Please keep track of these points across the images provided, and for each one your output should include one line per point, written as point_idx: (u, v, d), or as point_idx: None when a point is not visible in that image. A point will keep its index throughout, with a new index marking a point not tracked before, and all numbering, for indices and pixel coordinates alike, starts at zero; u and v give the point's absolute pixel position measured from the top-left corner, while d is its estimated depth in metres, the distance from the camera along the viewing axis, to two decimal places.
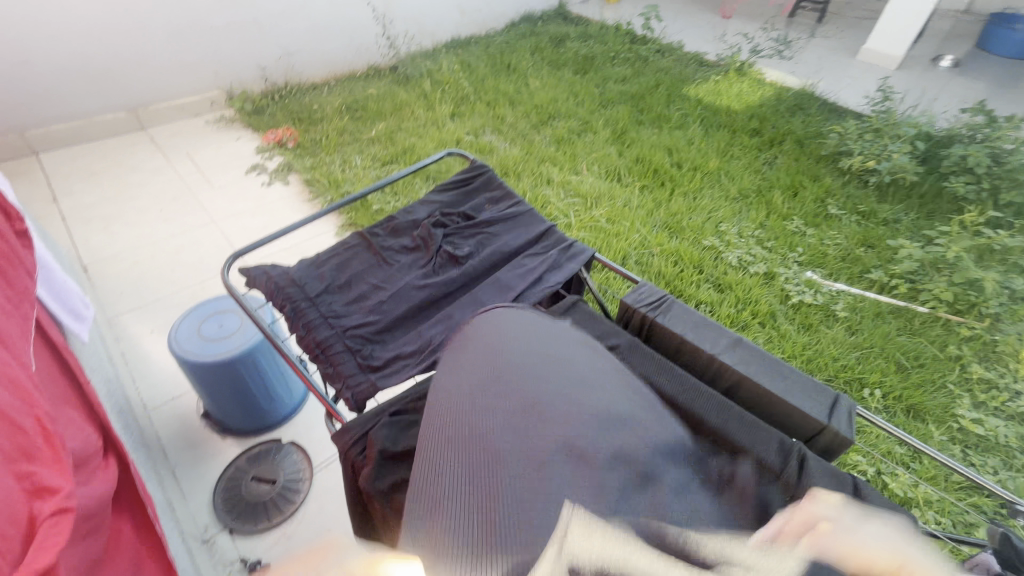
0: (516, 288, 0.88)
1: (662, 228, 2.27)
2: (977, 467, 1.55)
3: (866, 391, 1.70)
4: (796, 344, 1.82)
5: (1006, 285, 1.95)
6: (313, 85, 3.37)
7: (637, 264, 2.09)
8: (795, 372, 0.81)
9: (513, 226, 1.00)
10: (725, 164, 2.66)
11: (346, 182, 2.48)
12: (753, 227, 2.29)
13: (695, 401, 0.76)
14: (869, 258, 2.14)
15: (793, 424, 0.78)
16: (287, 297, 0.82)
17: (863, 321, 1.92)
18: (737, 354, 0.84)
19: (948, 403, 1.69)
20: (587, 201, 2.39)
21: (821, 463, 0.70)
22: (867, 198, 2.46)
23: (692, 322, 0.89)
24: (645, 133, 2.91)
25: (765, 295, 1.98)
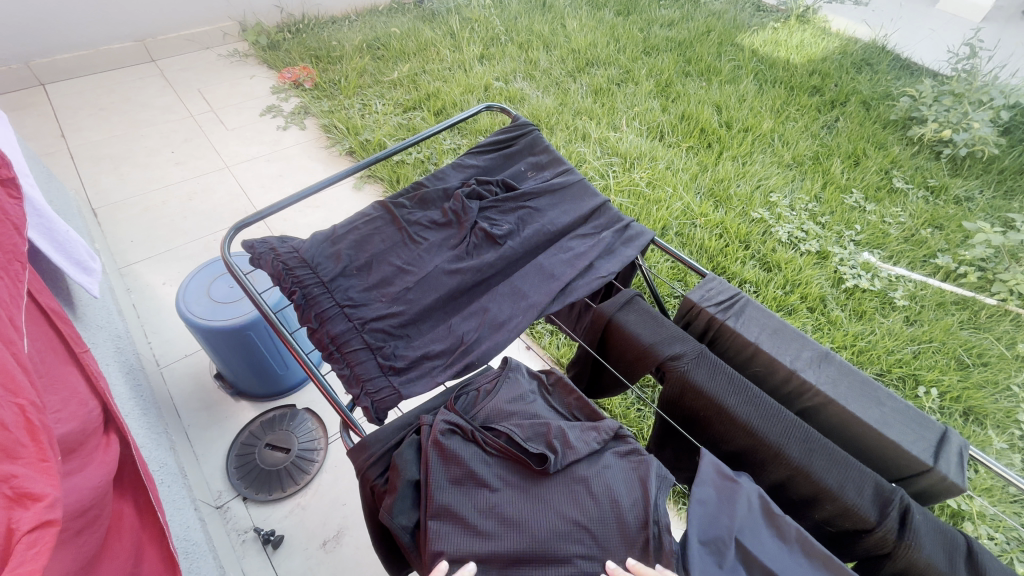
0: (563, 277, 0.75)
1: (706, 196, 2.07)
2: None
3: (920, 390, 1.56)
4: (847, 333, 1.67)
5: None
6: (331, 18, 3.13)
7: (676, 236, 1.93)
8: (893, 399, 0.68)
9: (559, 201, 0.85)
10: (781, 125, 2.40)
11: (366, 129, 2.30)
12: (807, 200, 2.08)
13: (773, 429, 0.64)
14: (936, 241, 1.93)
15: (885, 458, 0.66)
16: (297, 280, 0.71)
17: (924, 311, 1.75)
18: (822, 371, 0.71)
19: (1010, 407, 1.54)
20: (625, 161, 2.19)
21: (928, 518, 0.58)
22: (938, 171, 2.20)
23: (768, 329, 0.75)
24: (693, 86, 2.63)
25: (816, 277, 1.80)
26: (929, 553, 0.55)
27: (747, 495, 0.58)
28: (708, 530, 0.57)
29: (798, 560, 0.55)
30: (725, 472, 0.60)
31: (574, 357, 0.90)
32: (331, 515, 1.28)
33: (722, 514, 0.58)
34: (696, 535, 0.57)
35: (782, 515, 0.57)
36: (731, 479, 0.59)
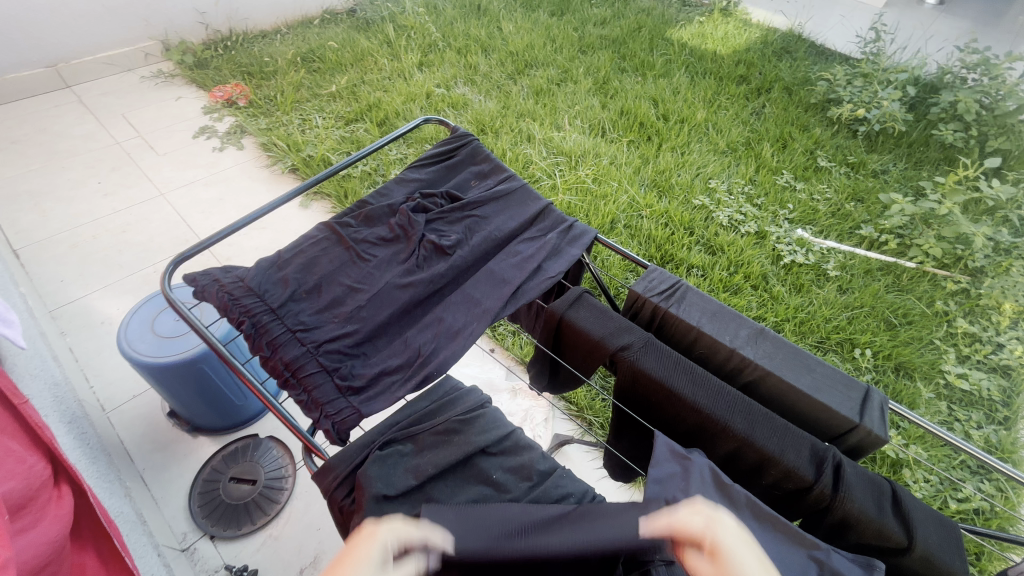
0: (514, 281, 0.78)
1: (650, 187, 2.15)
2: (959, 423, 1.56)
3: (857, 351, 1.68)
4: (788, 307, 1.77)
5: (992, 237, 1.96)
6: (261, 33, 3.04)
7: (625, 228, 1.99)
8: (822, 365, 0.75)
9: (503, 207, 0.87)
10: (713, 115, 2.51)
11: (308, 145, 2.25)
12: (743, 183, 2.18)
13: (718, 404, 0.69)
14: (859, 213, 2.08)
15: (819, 421, 0.72)
16: (244, 310, 0.70)
17: (854, 279, 1.88)
18: (759, 347, 0.76)
19: (934, 359, 1.68)
20: (571, 160, 2.25)
21: (856, 468, 0.65)
22: (856, 148, 2.36)
23: (708, 312, 0.80)
24: (629, 82, 2.72)
25: (757, 256, 1.91)
26: (860, 501, 0.61)
27: (700, 470, 0.62)
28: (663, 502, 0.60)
29: (750, 524, 0.60)
30: (677, 449, 0.64)
31: (536, 359, 0.93)
32: (306, 541, 1.25)
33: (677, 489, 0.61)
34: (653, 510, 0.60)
35: (732, 483, 0.62)
36: (683, 456, 0.64)
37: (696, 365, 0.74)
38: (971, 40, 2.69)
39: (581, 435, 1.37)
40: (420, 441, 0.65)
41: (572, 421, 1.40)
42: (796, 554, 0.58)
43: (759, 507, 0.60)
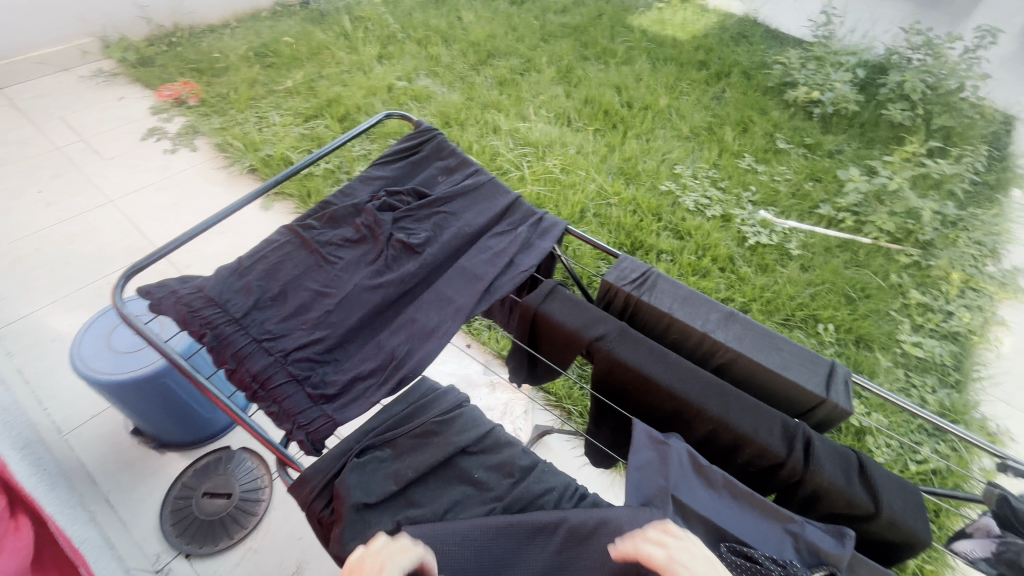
0: (486, 277, 0.77)
1: (617, 175, 2.17)
2: (916, 389, 1.64)
3: (820, 326, 1.75)
4: (755, 287, 1.82)
5: (940, 211, 2.05)
6: (209, 28, 2.90)
7: (595, 217, 2.00)
8: (789, 343, 0.77)
9: (472, 202, 0.86)
10: (676, 101, 2.54)
11: (266, 144, 2.17)
12: (707, 168, 2.22)
13: (692, 388, 0.70)
14: (817, 193, 2.14)
15: (788, 398, 0.74)
16: (204, 321, 0.67)
17: (815, 257, 1.95)
18: (730, 329, 0.78)
19: (891, 330, 1.76)
20: (538, 150, 2.24)
21: (825, 442, 0.67)
22: (812, 129, 2.43)
23: (680, 297, 0.81)
24: (592, 69, 2.71)
25: (722, 239, 1.95)
26: (830, 473, 0.64)
27: (678, 455, 0.63)
28: (646, 490, 0.61)
29: (728, 504, 0.61)
30: (656, 436, 0.64)
31: (513, 353, 0.93)
32: (287, 552, 1.22)
33: (658, 476, 0.61)
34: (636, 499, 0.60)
35: (709, 466, 0.63)
36: (662, 441, 0.64)
37: (670, 350, 0.74)
38: (914, 22, 2.80)
39: (561, 425, 1.38)
40: (398, 445, 0.65)
41: (551, 411, 1.41)
42: (774, 531, 0.60)
43: (737, 487, 0.62)
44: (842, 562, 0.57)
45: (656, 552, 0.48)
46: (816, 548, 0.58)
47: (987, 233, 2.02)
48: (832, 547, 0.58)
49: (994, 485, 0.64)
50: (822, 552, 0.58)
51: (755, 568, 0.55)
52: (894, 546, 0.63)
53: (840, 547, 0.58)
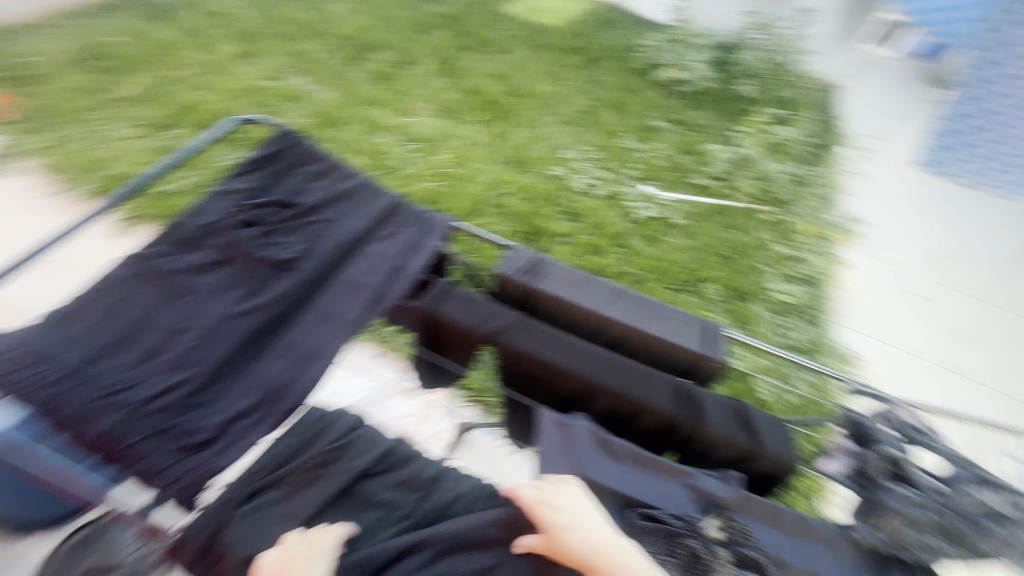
0: (371, 286, 0.73)
1: (509, 164, 2.18)
2: (788, 330, 1.86)
3: (705, 286, 1.92)
4: (646, 258, 1.95)
5: (789, 172, 2.33)
6: (15, 29, 2.43)
7: (492, 207, 2.00)
8: (672, 311, 0.82)
9: (350, 208, 0.81)
10: (557, 87, 2.61)
11: (110, 162, 1.88)
12: (592, 150, 2.32)
13: (590, 367, 0.73)
14: (690, 165, 2.33)
15: (675, 361, 0.80)
16: (20, 382, 0.55)
17: (695, 224, 2.12)
18: (619, 305, 0.81)
19: (762, 281, 1.98)
20: (426, 145, 2.18)
21: (709, 396, 0.73)
22: (679, 106, 2.62)
23: (571, 280, 0.83)
24: (472, 60, 2.69)
25: (613, 217, 2.06)
26: (715, 424, 0.70)
27: (582, 434, 0.65)
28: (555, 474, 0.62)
29: (634, 471, 0.65)
30: (559, 419, 0.66)
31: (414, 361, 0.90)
32: None
33: (565, 457, 0.63)
34: None
35: (612, 439, 0.66)
36: (565, 424, 0.66)
37: (568, 334, 0.76)
38: (752, 5, 3.13)
39: (482, 418, 1.38)
40: (293, 481, 0.61)
41: (471, 407, 1.40)
42: (675, 487, 0.64)
43: (640, 453, 0.65)
44: (731, 502, 0.63)
45: (530, 491, 0.57)
46: (710, 495, 0.63)
47: (825, 188, 2.33)
48: (722, 490, 0.64)
49: (840, 408, 0.76)
50: (715, 498, 0.63)
51: (660, 526, 0.59)
52: (775, 478, 0.71)
53: (728, 490, 0.64)
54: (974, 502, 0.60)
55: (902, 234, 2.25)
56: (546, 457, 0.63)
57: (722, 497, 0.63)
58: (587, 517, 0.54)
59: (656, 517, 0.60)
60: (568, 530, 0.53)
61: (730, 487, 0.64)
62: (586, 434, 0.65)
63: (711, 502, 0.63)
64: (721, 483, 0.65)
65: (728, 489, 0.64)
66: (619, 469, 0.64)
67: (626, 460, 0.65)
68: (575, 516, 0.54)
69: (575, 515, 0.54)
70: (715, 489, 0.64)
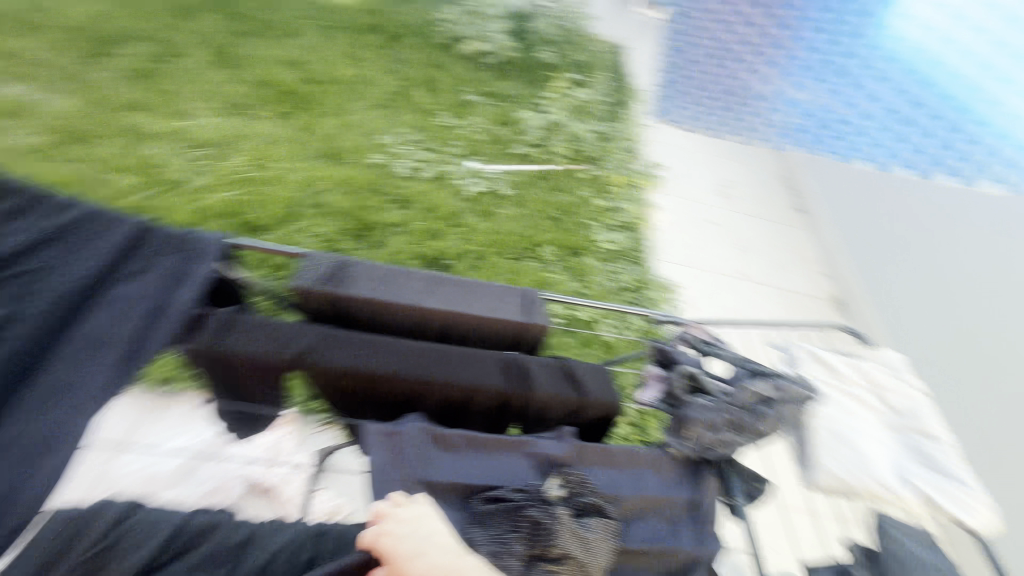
0: (120, 343, 0.62)
1: (321, 158, 1.99)
2: (618, 274, 2.05)
3: (542, 250, 2.01)
4: (482, 233, 1.97)
5: (595, 130, 2.52)
6: None
7: (311, 208, 1.82)
8: (489, 286, 0.82)
9: (77, 246, 0.63)
10: (360, 69, 2.42)
11: None
12: (410, 132, 2.23)
13: (412, 365, 0.69)
14: (508, 136, 2.39)
15: (502, 335, 0.80)
16: None
17: (522, 192, 2.20)
18: (435, 292, 0.78)
19: (590, 235, 2.14)
20: (216, 150, 1.88)
21: (536, 362, 0.75)
22: (488, 79, 2.64)
23: (380, 276, 0.77)
24: (253, 41, 2.32)
25: (443, 198, 2.03)
26: (543, 387, 0.72)
27: (411, 438, 0.61)
28: (388, 488, 0.58)
29: (471, 458, 0.63)
30: (385, 428, 0.61)
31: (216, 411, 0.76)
32: None
33: (397, 467, 0.60)
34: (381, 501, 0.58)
35: (446, 432, 0.63)
36: (393, 432, 0.61)
37: (384, 336, 0.71)
38: None
39: None
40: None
41: None
42: (514, 460, 0.64)
43: (475, 438, 0.64)
44: (567, 458, 0.66)
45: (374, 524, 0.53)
46: (546, 457, 0.65)
47: (627, 141, 2.58)
48: (557, 449, 0.66)
49: (648, 342, 0.83)
50: (552, 459, 0.65)
51: (502, 505, 0.59)
52: (607, 420, 0.76)
53: (563, 447, 0.66)
54: (749, 391, 0.69)
55: (692, 172, 2.61)
56: (375, 474, 0.59)
57: (558, 455, 0.66)
58: (437, 535, 0.53)
59: (497, 497, 0.60)
60: (418, 555, 0.51)
61: (565, 443, 0.67)
62: (415, 436, 0.62)
63: (550, 463, 0.65)
64: (557, 442, 0.67)
65: (564, 446, 0.67)
66: (456, 460, 0.63)
67: (462, 450, 0.63)
68: (424, 538, 0.52)
69: (424, 534, 0.52)
70: (552, 450, 0.66)
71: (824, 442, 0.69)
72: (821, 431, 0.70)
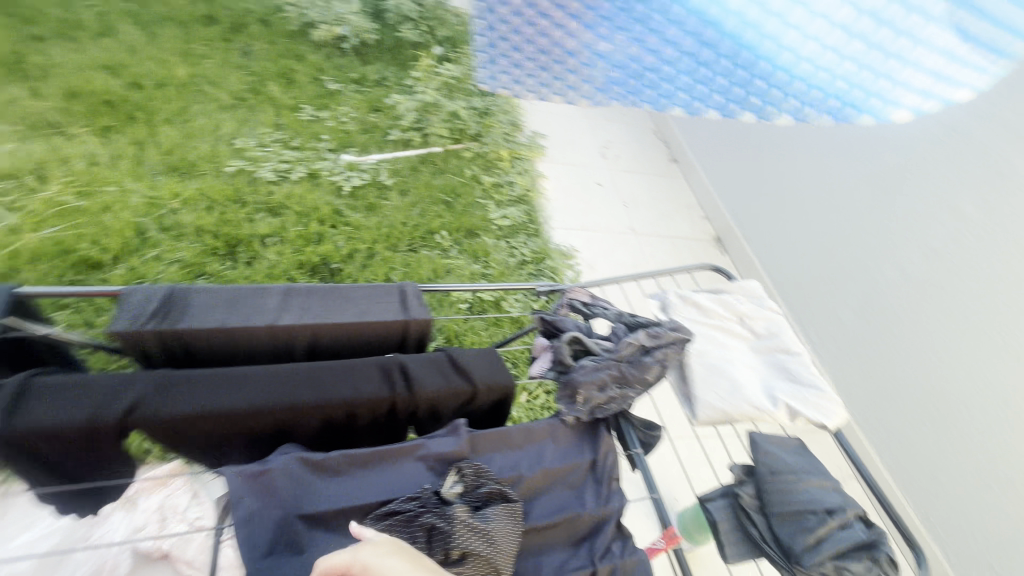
0: None
1: (165, 174, 1.73)
2: (516, 249, 2.06)
3: (437, 237, 1.96)
4: (370, 230, 1.86)
5: (471, 107, 2.46)
6: None
7: (162, 232, 1.60)
8: (356, 288, 0.77)
9: None
10: (196, 67, 2.02)
11: None
12: (270, 130, 2.00)
13: (278, 393, 0.62)
14: (382, 122, 2.24)
15: (380, 339, 0.75)
16: None
17: (406, 179, 2.10)
18: (293, 307, 0.72)
19: (484, 214, 2.12)
20: (21, 181, 1.55)
21: (417, 360, 0.72)
22: (351, 64, 2.40)
23: (225, 301, 0.69)
24: (42, 40, 1.81)
25: (320, 198, 1.88)
26: (429, 385, 0.69)
27: (284, 472, 0.55)
28: (264, 536, 0.51)
29: (358, 477, 0.59)
30: (249, 469, 0.53)
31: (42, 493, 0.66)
32: None
33: (270, 509, 0.53)
34: (257, 552, 0.50)
35: (324, 457, 0.58)
36: (261, 472, 0.54)
37: (237, 368, 0.64)
38: None
39: None
40: None
41: None
42: (406, 468, 0.61)
43: (359, 455, 0.59)
44: (463, 452, 0.63)
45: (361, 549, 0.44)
46: (441, 456, 0.62)
47: (505, 113, 2.53)
48: (452, 444, 0.63)
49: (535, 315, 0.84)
50: (446, 457, 0.62)
51: (398, 518, 0.55)
52: (503, 403, 0.75)
53: (457, 441, 0.64)
54: (630, 345, 0.72)
55: (571, 138, 2.66)
56: (245, 523, 0.51)
57: (454, 452, 0.63)
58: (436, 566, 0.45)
59: (391, 512, 0.56)
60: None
61: (458, 437, 0.64)
62: (288, 470, 0.55)
63: (445, 462, 0.62)
64: (450, 438, 0.64)
65: (458, 440, 0.64)
66: (341, 484, 0.58)
67: (346, 471, 0.58)
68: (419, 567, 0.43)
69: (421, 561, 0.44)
70: (446, 447, 0.63)
71: (701, 376, 0.73)
72: (697, 366, 0.74)
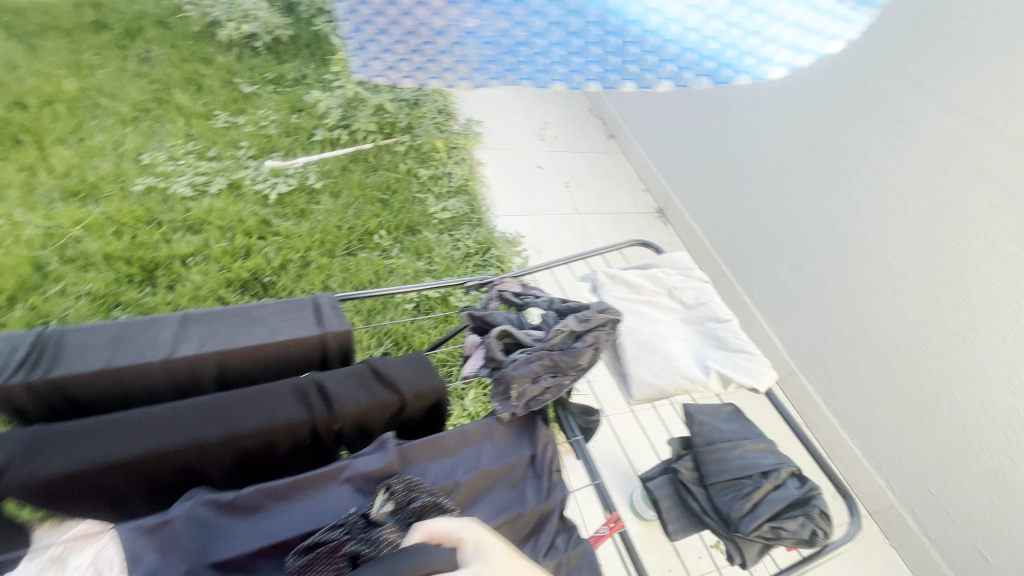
0: None
1: (63, 200, 1.57)
2: (461, 242, 2.01)
3: (376, 237, 1.88)
4: (303, 238, 1.76)
5: (400, 98, 2.36)
6: None
7: (65, 264, 1.46)
8: (265, 306, 0.71)
9: None
10: (87, 80, 1.84)
11: None
12: (181, 142, 1.85)
13: (177, 433, 0.57)
14: (306, 122, 2.11)
15: (297, 357, 0.70)
16: None
17: (336, 180, 1.99)
18: (193, 336, 0.66)
19: (424, 209, 2.05)
20: None
21: (336, 375, 0.67)
22: (267, 63, 2.23)
23: (111, 339, 0.62)
24: None
25: (244, 209, 1.76)
26: (350, 401, 0.64)
27: (185, 521, 0.50)
28: None
29: (275, 511, 0.54)
30: (144, 525, 0.48)
31: None
32: None
33: (172, 564, 0.47)
34: None
35: (233, 497, 0.53)
36: (158, 525, 0.48)
37: (128, 412, 0.58)
38: None
39: None
40: None
41: None
42: (329, 493, 0.57)
43: (274, 487, 0.55)
44: (391, 466, 0.60)
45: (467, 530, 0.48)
46: (367, 475, 0.59)
47: (437, 102, 2.44)
48: (378, 461, 0.60)
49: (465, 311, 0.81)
50: (373, 474, 0.59)
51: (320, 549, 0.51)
52: (436, 408, 0.72)
53: (383, 456, 0.60)
54: (560, 332, 0.71)
55: (508, 122, 2.61)
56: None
57: (381, 468, 0.59)
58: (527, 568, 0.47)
59: (311, 544, 0.51)
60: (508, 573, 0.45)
61: (384, 452, 0.61)
62: (190, 518, 0.50)
63: (371, 481, 0.59)
64: (375, 455, 0.60)
65: (385, 455, 0.61)
66: (255, 522, 0.53)
67: (259, 507, 0.54)
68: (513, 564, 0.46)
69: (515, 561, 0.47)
70: (371, 465, 0.59)
71: (633, 354, 0.73)
72: (629, 345, 0.74)
